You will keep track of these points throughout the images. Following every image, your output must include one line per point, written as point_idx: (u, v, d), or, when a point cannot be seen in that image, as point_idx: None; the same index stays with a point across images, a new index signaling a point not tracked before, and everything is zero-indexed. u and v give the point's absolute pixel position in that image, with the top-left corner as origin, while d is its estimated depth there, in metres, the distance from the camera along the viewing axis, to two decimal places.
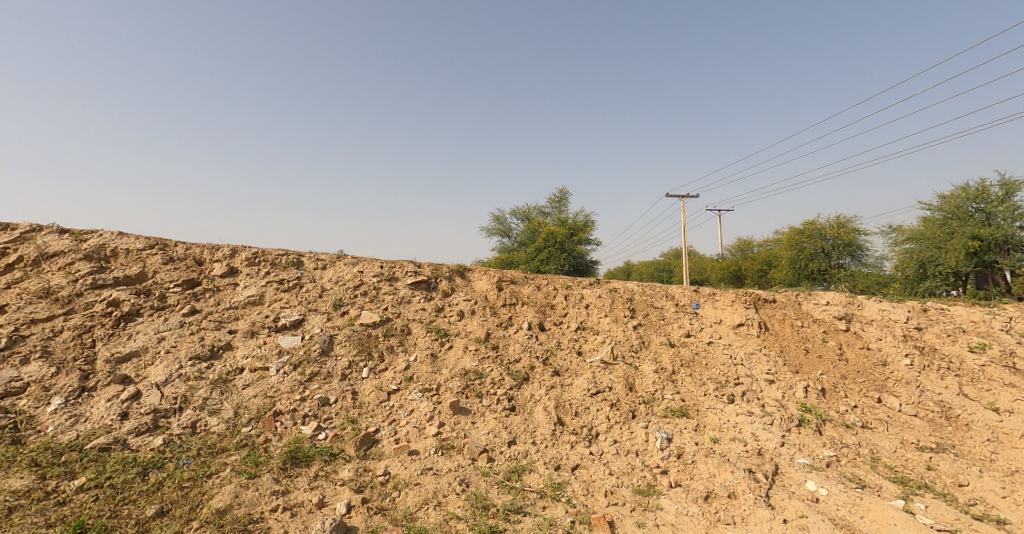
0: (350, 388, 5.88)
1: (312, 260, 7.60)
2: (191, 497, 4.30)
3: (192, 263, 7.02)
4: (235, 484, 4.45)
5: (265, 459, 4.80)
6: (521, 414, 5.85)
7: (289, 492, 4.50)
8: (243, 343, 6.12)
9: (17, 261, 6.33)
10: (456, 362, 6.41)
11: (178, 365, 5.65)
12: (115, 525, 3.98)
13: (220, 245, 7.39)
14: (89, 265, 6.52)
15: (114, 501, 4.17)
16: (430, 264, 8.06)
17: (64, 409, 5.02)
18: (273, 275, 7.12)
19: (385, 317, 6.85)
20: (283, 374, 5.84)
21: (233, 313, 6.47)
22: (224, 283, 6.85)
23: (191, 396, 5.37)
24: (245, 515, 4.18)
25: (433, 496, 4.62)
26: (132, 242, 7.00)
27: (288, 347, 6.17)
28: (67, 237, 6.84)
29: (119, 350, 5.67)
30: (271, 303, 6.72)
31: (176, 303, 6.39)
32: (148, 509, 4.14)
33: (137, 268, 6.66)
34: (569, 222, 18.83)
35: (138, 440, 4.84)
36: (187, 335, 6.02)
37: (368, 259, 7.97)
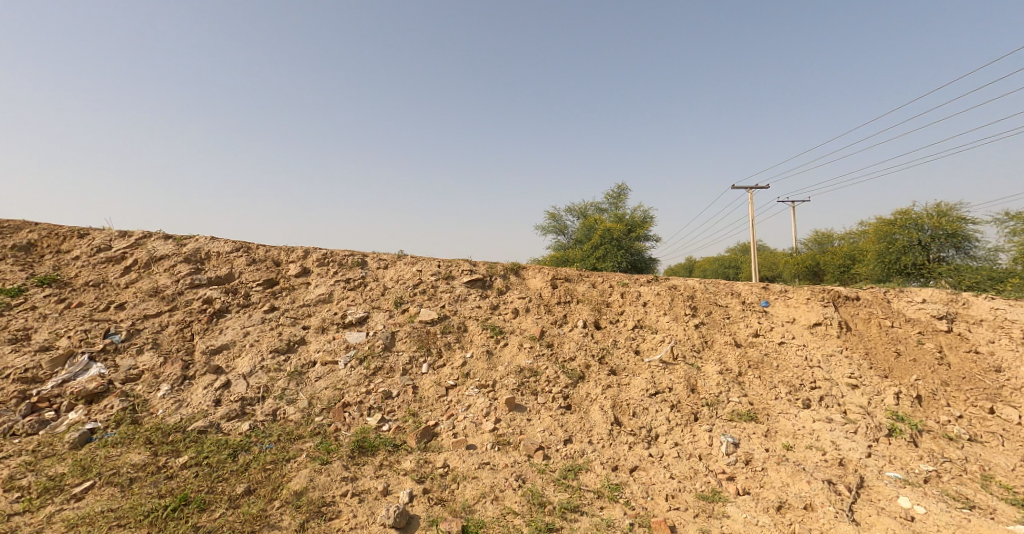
0: (411, 382, 6.14)
1: (375, 260, 8.02)
2: (273, 479, 4.70)
3: (271, 264, 7.65)
4: (310, 469, 4.82)
5: (335, 447, 5.15)
6: (577, 413, 5.81)
7: (357, 479, 4.79)
8: (315, 338, 6.59)
9: (132, 264, 7.23)
10: (511, 360, 6.48)
11: (260, 358, 6.19)
12: (210, 500, 4.44)
13: (294, 247, 8.00)
14: (187, 267, 7.30)
15: (210, 479, 4.65)
16: (485, 263, 8.21)
17: (170, 395, 5.67)
18: (340, 275, 7.59)
19: (442, 314, 7.08)
20: (350, 368, 6.23)
21: (306, 310, 6.98)
22: (298, 282, 7.42)
23: (272, 386, 5.87)
24: (318, 498, 4.52)
25: (490, 490, 4.73)
26: (222, 246, 7.75)
27: (354, 343, 6.55)
28: (170, 242, 7.72)
29: (213, 343, 6.32)
30: (339, 301, 7.18)
31: (259, 301, 7.01)
32: (238, 487, 4.58)
33: (226, 270, 7.38)
34: (626, 218, 18.24)
35: (229, 425, 5.36)
36: (267, 330, 6.58)
37: (426, 258, 8.26)
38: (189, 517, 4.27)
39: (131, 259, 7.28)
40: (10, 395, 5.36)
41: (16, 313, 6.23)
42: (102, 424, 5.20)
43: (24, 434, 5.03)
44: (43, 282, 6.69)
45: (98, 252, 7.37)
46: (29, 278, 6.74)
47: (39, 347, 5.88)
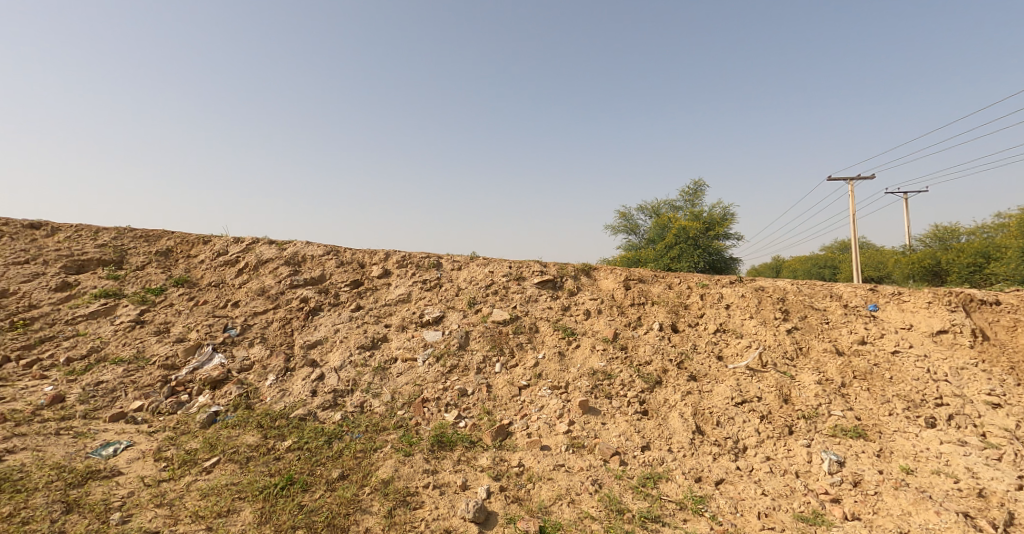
0: (485, 381, 6.27)
1: (449, 262, 8.30)
2: (363, 466, 5.02)
3: (357, 266, 8.18)
4: (395, 460, 5.09)
5: (416, 440, 5.40)
6: (655, 419, 5.60)
7: (437, 472, 4.99)
8: (396, 336, 6.96)
9: (245, 266, 8.08)
10: (584, 362, 6.40)
11: (350, 353, 6.65)
12: (312, 481, 4.78)
13: (376, 250, 8.49)
14: (288, 269, 8.02)
15: (310, 462, 5.03)
16: (556, 263, 8.17)
17: (275, 384, 6.27)
18: (418, 276, 7.95)
19: (513, 315, 7.16)
20: (428, 365, 6.49)
21: (388, 309, 7.39)
22: (380, 283, 7.87)
23: (359, 380, 6.28)
24: (403, 488, 4.75)
25: (566, 492, 4.70)
26: (315, 250, 8.42)
27: (431, 341, 6.83)
28: (274, 246, 8.52)
29: (309, 338, 6.90)
30: (417, 301, 7.51)
31: (347, 300, 7.53)
32: (334, 472, 4.91)
33: (318, 271, 8.01)
34: (703, 217, 17.25)
35: (324, 414, 5.81)
36: (355, 328, 7.05)
37: (497, 259, 8.39)
38: (294, 494, 4.61)
39: (243, 262, 8.14)
40: (156, 379, 6.17)
41: (159, 309, 7.21)
42: (224, 407, 5.85)
43: (166, 412, 5.75)
44: (178, 282, 7.69)
45: (219, 256, 8.35)
46: (167, 278, 7.78)
47: (176, 338, 6.75)
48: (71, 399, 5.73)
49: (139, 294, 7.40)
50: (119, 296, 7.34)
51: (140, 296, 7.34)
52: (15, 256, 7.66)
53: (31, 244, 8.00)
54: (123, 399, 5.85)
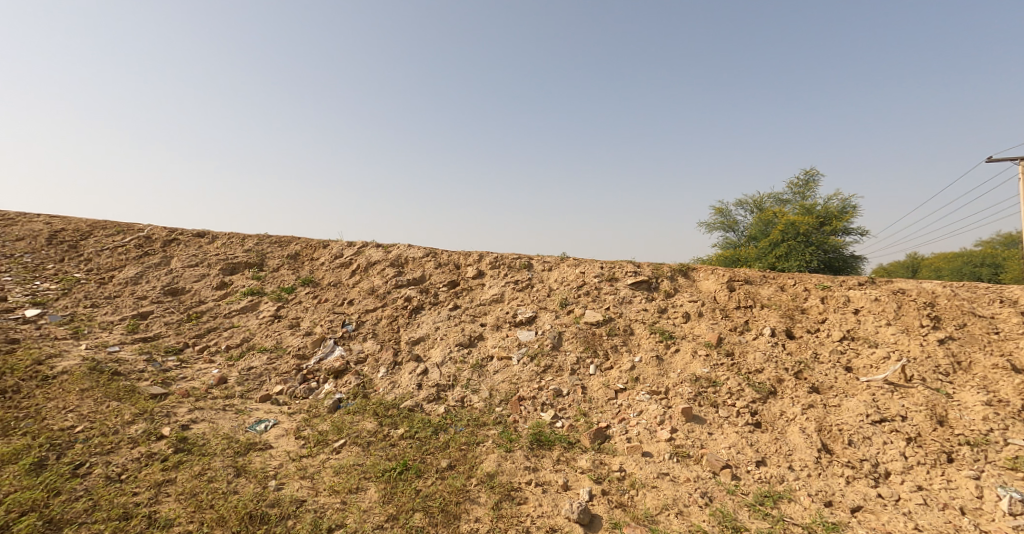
0: (579, 382, 6.26)
1: (540, 263, 8.36)
2: (468, 459, 5.19)
3: (453, 267, 8.49)
4: (497, 455, 5.22)
5: (516, 437, 5.50)
6: (770, 433, 5.29)
7: (538, 470, 5.05)
8: (491, 334, 7.15)
9: (357, 267, 8.76)
10: (684, 367, 6.19)
11: (450, 350, 6.93)
12: (424, 468, 5.01)
13: (470, 252, 8.76)
14: (393, 270, 8.54)
15: (421, 451, 5.29)
16: (651, 264, 7.95)
17: (386, 376, 6.69)
18: (510, 277, 8.09)
19: (607, 316, 7.08)
20: (523, 364, 6.60)
21: (483, 308, 7.61)
22: (475, 283, 8.12)
23: (459, 376, 6.53)
24: (507, 482, 4.86)
25: (673, 503, 4.57)
26: (415, 252, 8.86)
27: (525, 341, 6.93)
28: (381, 249, 9.10)
29: (413, 335, 7.29)
30: (510, 301, 7.66)
31: (445, 300, 7.85)
32: (442, 462, 5.12)
33: (419, 272, 8.43)
34: (819, 213, 15.67)
35: (429, 407, 6.11)
36: (453, 326, 7.33)
37: (589, 259, 8.32)
38: (408, 480, 4.83)
39: (355, 263, 8.86)
40: (292, 367, 6.90)
41: (292, 306, 8.16)
42: (346, 395, 6.36)
43: (302, 396, 6.39)
44: (306, 283, 8.64)
45: (336, 258, 9.18)
46: (296, 279, 8.79)
47: (305, 332, 7.54)
48: (231, 380, 6.58)
49: (276, 293, 8.44)
50: (262, 294, 8.46)
51: (277, 294, 8.40)
52: (191, 260, 9.29)
53: (199, 251, 9.61)
54: (268, 383, 6.62)
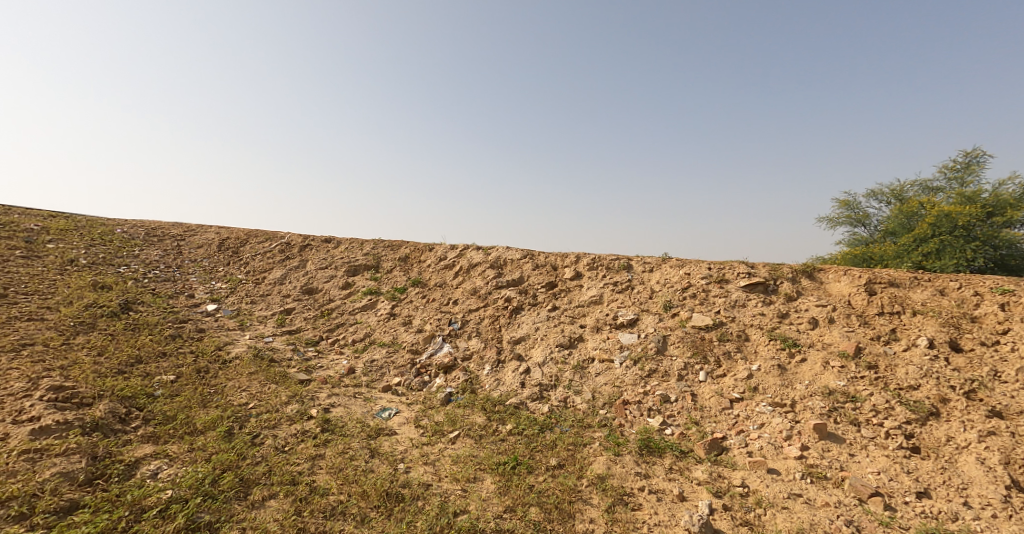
0: (689, 389, 5.96)
1: (640, 263, 8.07)
2: (577, 459, 5.18)
3: (550, 269, 8.56)
4: (606, 458, 5.16)
5: (624, 442, 5.39)
6: (935, 461, 4.60)
7: (650, 477, 4.90)
8: (592, 336, 7.08)
9: (461, 268, 9.22)
10: (814, 379, 5.61)
11: (551, 351, 6.99)
12: (534, 465, 5.10)
13: (568, 253, 8.76)
14: (493, 272, 8.84)
15: (529, 447, 5.39)
16: (766, 264, 7.30)
17: (491, 373, 6.94)
18: (609, 278, 7.93)
19: (717, 320, 6.63)
20: (626, 367, 6.44)
21: (581, 310, 7.57)
22: (573, 285, 8.10)
23: (561, 376, 6.56)
24: (619, 487, 4.77)
25: (811, 528, 4.17)
26: (513, 253, 9.07)
27: (627, 344, 6.75)
28: (481, 252, 9.46)
29: (515, 334, 7.49)
30: (609, 303, 7.52)
31: (544, 301, 7.95)
32: (552, 460, 5.16)
33: (518, 274, 8.63)
34: (984, 202, 13.01)
35: (533, 405, 6.20)
36: (553, 327, 7.40)
37: (694, 260, 7.82)
38: (521, 475, 4.95)
39: (458, 265, 9.32)
40: (407, 360, 7.45)
41: (404, 304, 8.82)
42: (456, 389, 6.71)
43: (417, 388, 6.87)
44: (416, 283, 9.28)
45: (441, 260, 9.71)
46: (407, 280, 9.48)
47: (417, 329, 8.10)
48: (359, 370, 7.28)
49: (391, 292, 9.18)
50: (379, 294, 9.26)
51: (392, 294, 9.13)
52: (322, 263, 10.44)
53: (328, 255, 10.76)
54: (388, 374, 7.22)
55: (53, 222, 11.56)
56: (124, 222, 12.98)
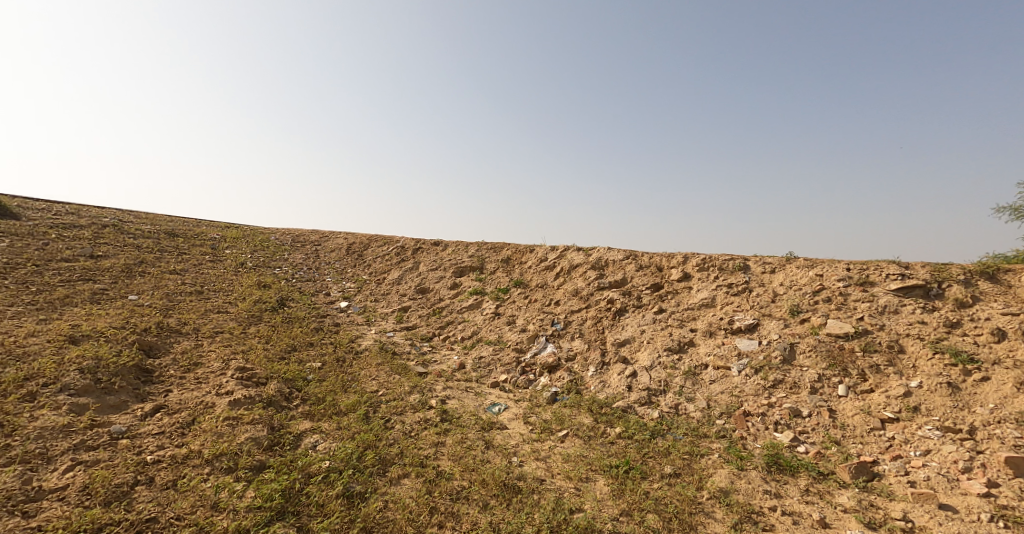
0: (825, 404, 5.36)
1: (758, 264, 7.40)
2: (695, 469, 4.91)
3: (655, 269, 8.21)
4: (729, 471, 4.81)
5: (747, 456, 4.99)
6: None
7: (783, 497, 4.47)
8: (704, 341, 6.64)
9: (562, 269, 9.23)
10: (1002, 402, 4.75)
11: (658, 355, 6.69)
12: (648, 471, 4.92)
13: (674, 253, 8.32)
14: (594, 273, 8.73)
15: (641, 453, 5.21)
16: (924, 266, 6.28)
17: (596, 375, 6.83)
18: (722, 280, 7.37)
19: (861, 329, 5.85)
20: (745, 376, 5.95)
21: (691, 313, 7.14)
22: (681, 287, 7.67)
23: (671, 382, 6.24)
24: (747, 503, 4.42)
25: None
26: (615, 254, 8.86)
27: (746, 351, 6.23)
28: (581, 253, 9.38)
29: (619, 337, 7.31)
30: (723, 306, 7.00)
31: (649, 303, 7.65)
32: (666, 468, 4.94)
33: (620, 275, 8.41)
34: None
35: (642, 410, 5.98)
36: (660, 330, 7.08)
37: (827, 261, 6.96)
38: (635, 479, 4.81)
39: (559, 266, 9.34)
40: (512, 359, 7.63)
41: (508, 304, 9.06)
42: (561, 389, 6.72)
43: (522, 386, 7.00)
44: (518, 284, 9.49)
45: (541, 261, 9.82)
46: (510, 280, 9.73)
47: (521, 328, 8.26)
48: (468, 366, 7.62)
49: (495, 293, 9.50)
50: (484, 294, 9.62)
51: (496, 294, 9.44)
52: (433, 264, 11.13)
53: (437, 256, 11.43)
54: (495, 371, 7.46)
55: (225, 232, 13.83)
56: (275, 231, 15.09)
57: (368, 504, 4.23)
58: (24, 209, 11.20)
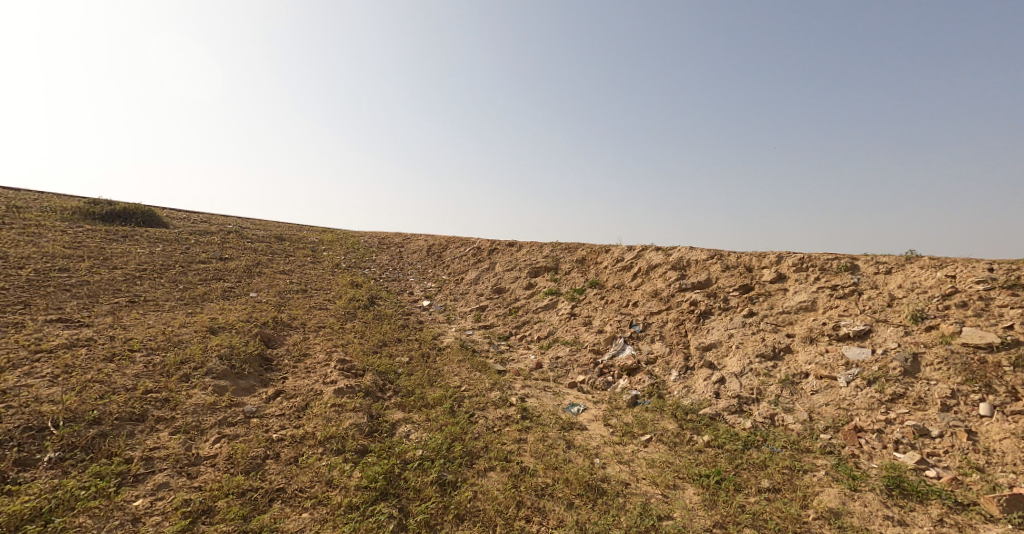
0: (962, 424, 4.80)
1: (870, 264, 6.79)
2: (798, 485, 4.64)
3: (744, 270, 7.79)
4: (840, 491, 4.49)
5: (861, 475, 4.62)
6: None
7: (907, 525, 4.11)
8: (803, 348, 6.21)
9: (639, 270, 9.06)
10: None
11: (749, 361, 6.35)
12: (743, 483, 4.73)
13: (766, 253, 7.85)
14: (675, 274, 8.46)
15: (733, 464, 5.00)
16: None
17: (680, 380, 6.62)
18: (824, 282, 6.84)
19: (1009, 340, 5.15)
20: (855, 388, 5.49)
21: (787, 317, 6.71)
22: (775, 289, 7.22)
23: (765, 390, 5.91)
24: (863, 528, 4.11)
25: None
26: (699, 254, 8.53)
27: (856, 360, 5.74)
28: (661, 252, 9.13)
29: (703, 340, 7.03)
30: (826, 310, 6.49)
31: (737, 305, 7.28)
32: (763, 482, 4.72)
33: (704, 275, 8.08)
34: None
35: (732, 418, 5.72)
36: (751, 334, 6.72)
37: (963, 260, 6.26)
38: (728, 491, 4.65)
39: (637, 266, 9.17)
40: (590, 360, 7.62)
41: (584, 305, 9.05)
42: (642, 392, 6.59)
43: (601, 388, 6.96)
44: (594, 284, 9.44)
45: (618, 262, 9.69)
46: (585, 281, 9.70)
47: (597, 329, 8.22)
48: (545, 366, 7.72)
49: (571, 293, 9.52)
50: (560, 294, 9.68)
51: (572, 294, 9.47)
52: (509, 265, 11.38)
53: (512, 257, 11.66)
54: (572, 371, 7.50)
55: (322, 236, 15.14)
56: (363, 234, 16.20)
57: (459, 493, 4.48)
58: (168, 217, 13.07)
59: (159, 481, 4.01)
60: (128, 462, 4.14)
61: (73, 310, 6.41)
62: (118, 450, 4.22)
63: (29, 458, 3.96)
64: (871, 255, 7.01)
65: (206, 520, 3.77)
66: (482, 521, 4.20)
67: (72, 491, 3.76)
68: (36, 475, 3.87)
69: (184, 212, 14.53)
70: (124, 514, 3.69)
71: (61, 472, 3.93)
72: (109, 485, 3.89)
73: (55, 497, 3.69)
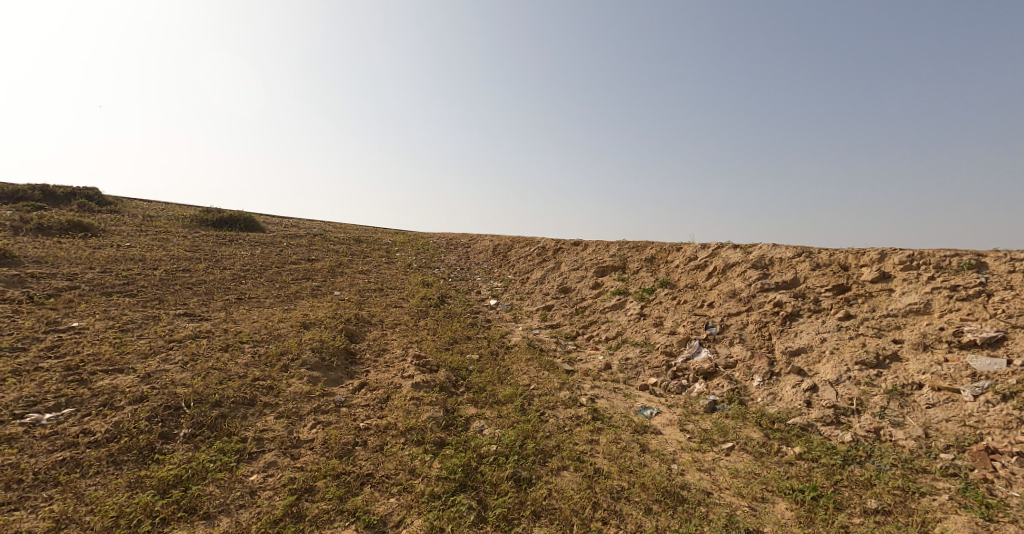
0: None
1: (1002, 262, 6.00)
2: (914, 510, 4.19)
3: (838, 269, 7.15)
4: (970, 520, 3.99)
5: (997, 503, 4.08)
6: None
7: None
8: (914, 356, 5.59)
9: (714, 269, 8.61)
10: None
11: (845, 368, 5.81)
12: (844, 502, 4.35)
13: (865, 249, 7.16)
14: (756, 272, 7.93)
15: (832, 480, 4.61)
16: None
17: (764, 386, 6.19)
18: (941, 281, 6.11)
19: None
20: (984, 403, 4.85)
21: (892, 321, 6.07)
22: (876, 289, 6.56)
23: (867, 401, 5.38)
24: None
25: None
26: (784, 252, 7.96)
27: (985, 371, 5.07)
28: (739, 250, 8.62)
29: (790, 345, 6.53)
30: (944, 314, 5.80)
31: (831, 307, 6.69)
32: (870, 502, 4.30)
33: (791, 275, 7.52)
34: None
35: (828, 430, 5.26)
36: (848, 339, 6.15)
37: None
38: (828, 510, 4.29)
39: (711, 265, 8.71)
40: (661, 362, 7.33)
41: (654, 305, 8.74)
42: (720, 398, 6.24)
43: (675, 391, 6.66)
44: (664, 284, 9.10)
45: (690, 260, 9.27)
46: (655, 280, 9.37)
47: (669, 330, 7.90)
48: (614, 367, 7.53)
49: (639, 293, 9.23)
50: (628, 294, 9.41)
51: (641, 294, 9.18)
52: (575, 264, 11.24)
53: (578, 256, 11.53)
54: (643, 373, 7.26)
55: (395, 237, 15.83)
56: (431, 235, 16.75)
57: (534, 489, 4.48)
58: (265, 223, 14.29)
59: (269, 460, 4.37)
60: (243, 441, 4.56)
61: (196, 305, 7.19)
62: (236, 430, 4.65)
63: (169, 433, 4.47)
64: (1001, 251, 6.19)
65: (309, 497, 4.06)
66: (559, 519, 4.18)
67: (204, 463, 4.21)
68: (176, 447, 4.36)
69: (276, 217, 15.80)
70: (243, 487, 4.06)
71: (194, 446, 4.40)
72: (231, 460, 4.30)
73: (191, 468, 4.14)
